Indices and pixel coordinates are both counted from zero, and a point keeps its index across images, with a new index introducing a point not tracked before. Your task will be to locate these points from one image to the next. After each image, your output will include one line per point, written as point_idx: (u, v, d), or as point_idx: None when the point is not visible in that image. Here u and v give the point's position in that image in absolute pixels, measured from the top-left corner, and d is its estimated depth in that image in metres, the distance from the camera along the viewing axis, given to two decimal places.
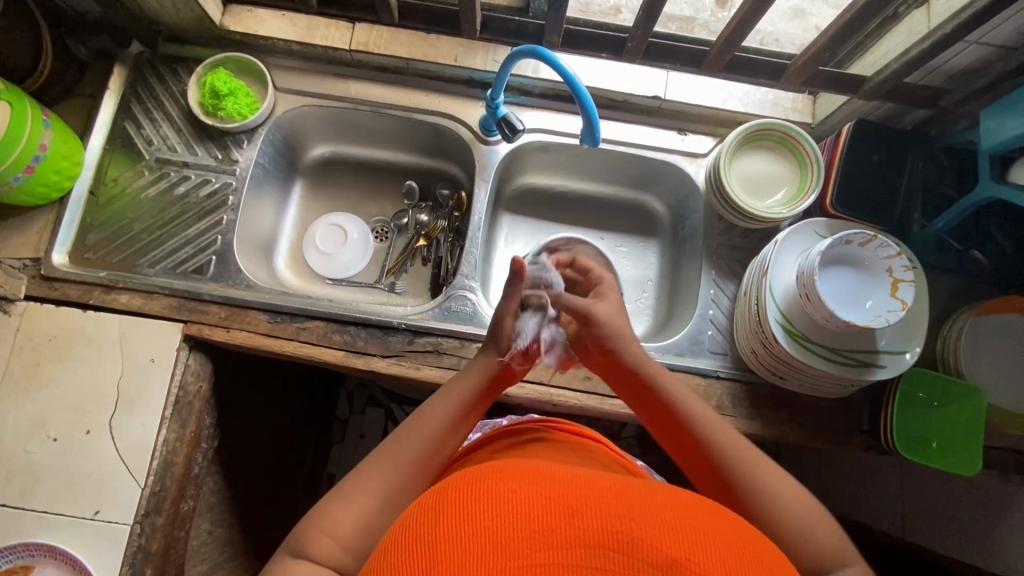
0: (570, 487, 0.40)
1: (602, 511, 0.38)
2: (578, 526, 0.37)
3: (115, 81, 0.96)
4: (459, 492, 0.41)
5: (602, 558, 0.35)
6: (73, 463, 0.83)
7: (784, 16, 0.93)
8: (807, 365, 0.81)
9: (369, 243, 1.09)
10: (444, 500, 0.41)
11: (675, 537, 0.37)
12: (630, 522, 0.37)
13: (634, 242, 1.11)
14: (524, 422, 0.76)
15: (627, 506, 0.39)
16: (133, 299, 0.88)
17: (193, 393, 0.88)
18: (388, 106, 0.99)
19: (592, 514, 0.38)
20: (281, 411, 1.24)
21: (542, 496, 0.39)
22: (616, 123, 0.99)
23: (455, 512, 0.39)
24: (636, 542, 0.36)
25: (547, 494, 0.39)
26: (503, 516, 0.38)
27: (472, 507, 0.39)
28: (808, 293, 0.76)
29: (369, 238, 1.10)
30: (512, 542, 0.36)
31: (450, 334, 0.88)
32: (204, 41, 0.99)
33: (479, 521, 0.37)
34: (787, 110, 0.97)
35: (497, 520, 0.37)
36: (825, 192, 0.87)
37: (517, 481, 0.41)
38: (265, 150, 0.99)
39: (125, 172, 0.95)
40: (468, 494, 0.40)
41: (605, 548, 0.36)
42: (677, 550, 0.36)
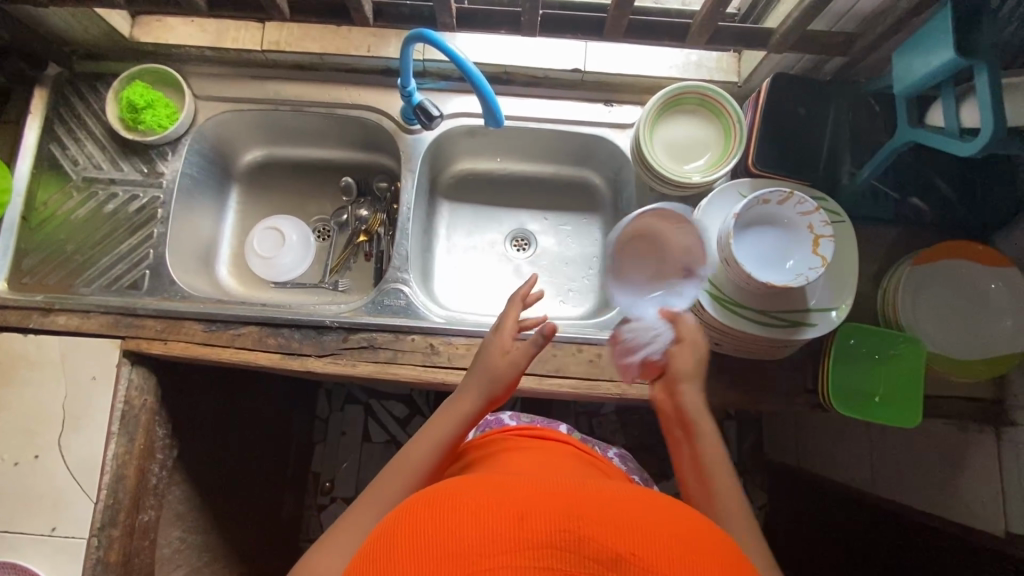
0: (519, 497, 0.41)
1: (548, 512, 0.38)
2: (525, 529, 0.37)
3: (37, 105, 0.96)
4: (414, 517, 0.41)
5: (552, 558, 0.35)
6: (25, 484, 0.85)
7: None
8: (738, 331, 0.80)
9: (311, 243, 1.09)
10: (401, 526, 0.41)
11: (622, 533, 0.37)
12: (576, 522, 0.37)
13: (578, 220, 1.12)
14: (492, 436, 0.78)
15: (574, 507, 0.39)
16: (71, 320, 0.90)
17: (139, 406, 0.90)
18: (309, 104, 0.98)
19: (540, 517, 0.38)
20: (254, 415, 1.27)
21: (489, 510, 0.39)
22: (540, 101, 0.97)
23: (407, 535, 0.39)
24: (583, 541, 0.36)
25: (495, 508, 0.39)
26: (455, 533, 0.38)
27: (423, 531, 0.39)
28: (727, 258, 0.74)
29: (310, 239, 1.10)
30: (462, 558, 0.36)
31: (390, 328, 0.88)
32: (118, 56, 0.98)
33: (431, 544, 0.37)
34: (711, 71, 0.94)
35: (450, 538, 0.38)
36: (749, 152, 0.84)
37: (469, 496, 0.41)
38: (192, 159, 0.98)
39: (54, 194, 0.95)
40: (422, 520, 0.40)
41: (553, 549, 0.36)
42: (622, 543, 0.36)
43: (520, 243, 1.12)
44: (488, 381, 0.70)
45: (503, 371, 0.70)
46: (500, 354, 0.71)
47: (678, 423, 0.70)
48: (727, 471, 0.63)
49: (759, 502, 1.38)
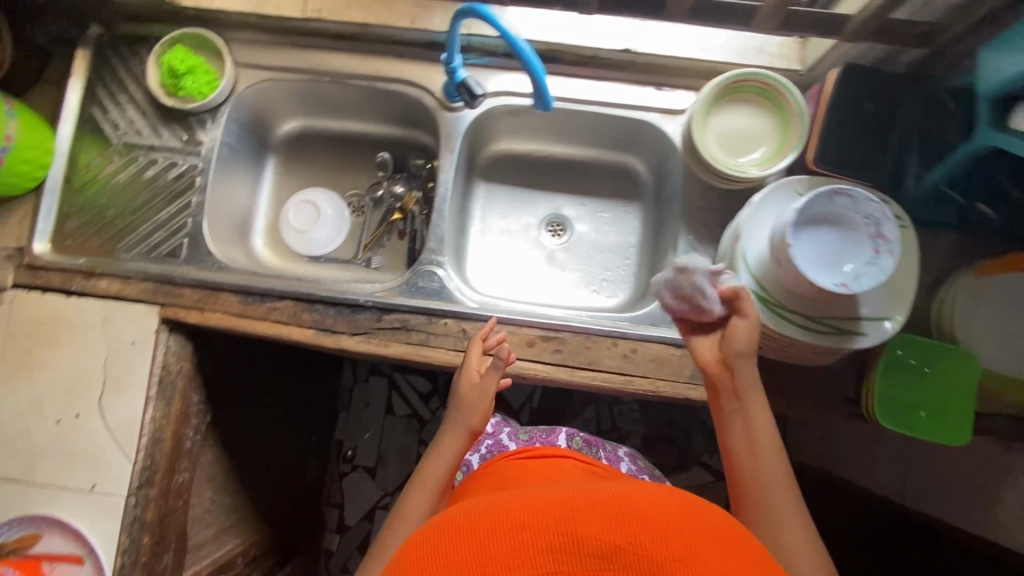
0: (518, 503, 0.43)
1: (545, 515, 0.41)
2: (525, 536, 0.40)
3: (80, 66, 0.95)
4: (422, 543, 0.44)
5: (553, 560, 0.38)
6: (67, 441, 0.88)
7: None
8: (782, 335, 0.77)
9: (345, 219, 1.09)
10: (411, 554, 0.44)
11: (615, 524, 0.40)
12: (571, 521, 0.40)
13: (617, 207, 1.09)
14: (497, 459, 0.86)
15: (569, 506, 0.41)
16: (111, 284, 0.91)
17: (176, 372, 0.92)
18: (349, 76, 0.96)
19: (536, 523, 0.40)
20: (281, 384, 1.29)
21: (492, 523, 0.42)
22: (587, 82, 0.93)
23: (413, 567, 0.41)
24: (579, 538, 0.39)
25: (497, 519, 0.42)
26: (456, 555, 0.40)
27: (431, 556, 0.41)
28: (780, 260, 0.72)
29: (345, 214, 1.09)
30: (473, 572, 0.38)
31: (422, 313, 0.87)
32: (160, 18, 0.96)
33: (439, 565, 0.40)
34: (772, 58, 0.89)
35: (453, 564, 0.40)
36: (809, 148, 0.79)
37: (466, 517, 0.44)
38: (231, 128, 0.97)
39: (96, 158, 0.96)
40: (426, 551, 0.42)
41: (554, 551, 0.38)
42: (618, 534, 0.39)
43: (555, 228, 1.10)
44: (464, 415, 0.77)
45: (475, 409, 0.76)
46: (470, 392, 0.77)
47: (730, 394, 0.70)
48: (780, 461, 0.68)
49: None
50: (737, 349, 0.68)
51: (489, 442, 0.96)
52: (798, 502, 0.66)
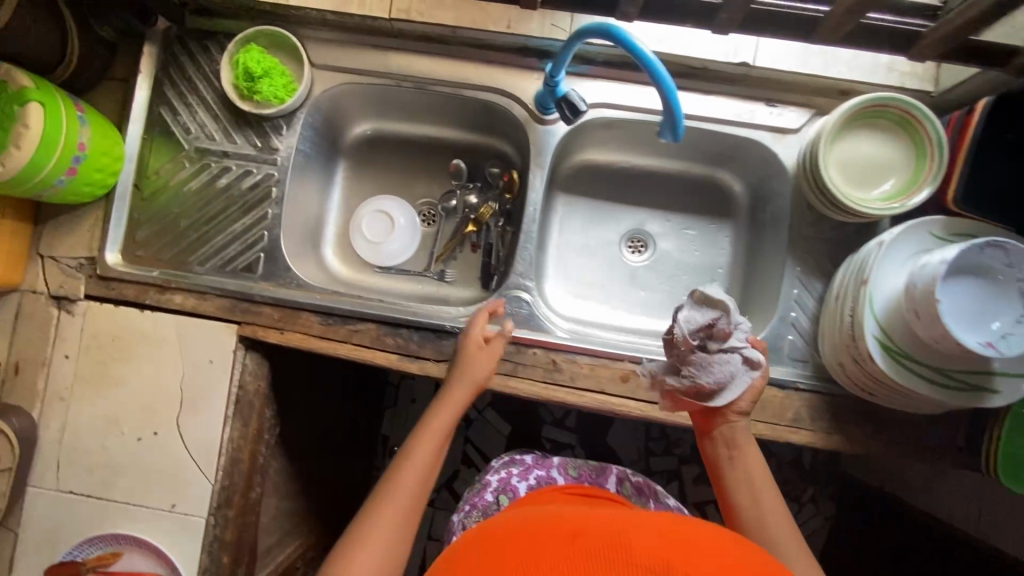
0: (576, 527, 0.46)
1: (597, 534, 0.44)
2: (577, 545, 0.42)
3: (147, 63, 0.90)
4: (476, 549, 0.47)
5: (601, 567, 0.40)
6: (146, 459, 0.86)
7: None
8: (906, 387, 0.72)
9: (417, 228, 1.04)
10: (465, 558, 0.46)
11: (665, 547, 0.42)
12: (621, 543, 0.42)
13: (705, 225, 1.02)
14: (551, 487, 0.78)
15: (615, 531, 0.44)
16: (186, 300, 0.88)
17: (252, 391, 0.89)
18: (434, 82, 0.89)
19: (589, 538, 0.43)
20: (338, 388, 1.27)
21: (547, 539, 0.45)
22: (694, 96, 0.86)
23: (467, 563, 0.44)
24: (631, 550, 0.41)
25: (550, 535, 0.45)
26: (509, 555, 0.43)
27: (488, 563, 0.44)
28: (919, 311, 0.67)
29: (417, 223, 1.04)
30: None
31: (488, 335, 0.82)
32: (232, 12, 0.90)
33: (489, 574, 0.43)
34: (903, 76, 0.81)
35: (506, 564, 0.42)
36: (947, 186, 0.74)
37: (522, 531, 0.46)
38: (305, 135, 0.92)
39: (167, 163, 0.91)
40: (478, 554, 0.45)
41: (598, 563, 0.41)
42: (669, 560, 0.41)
43: (636, 245, 1.04)
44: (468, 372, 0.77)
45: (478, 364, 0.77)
46: (477, 354, 0.79)
47: (723, 441, 0.67)
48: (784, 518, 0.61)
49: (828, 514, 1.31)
50: (741, 410, 0.67)
51: (537, 469, 0.88)
52: (790, 522, 0.61)
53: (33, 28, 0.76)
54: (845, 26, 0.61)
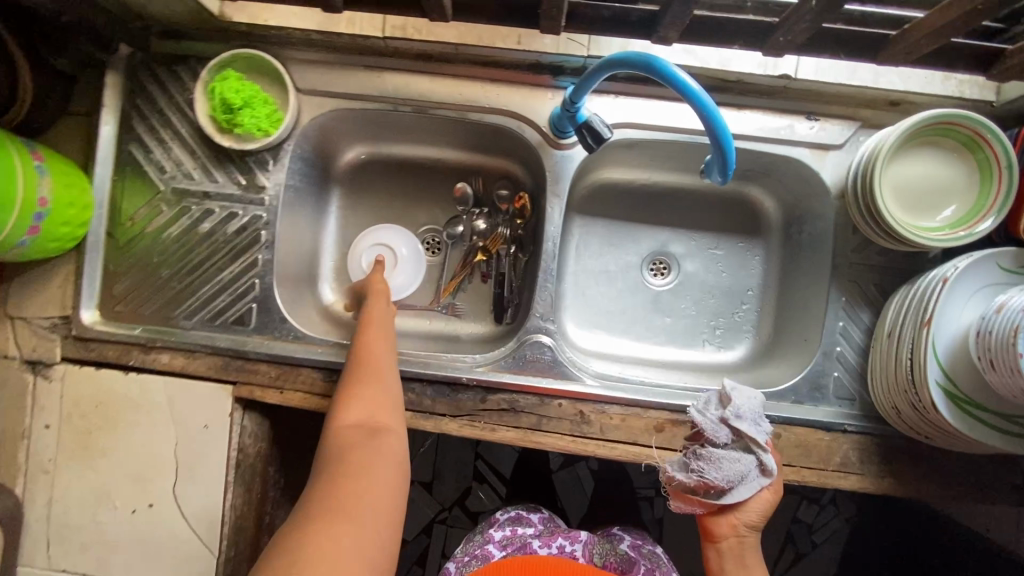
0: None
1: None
2: None
3: (111, 95, 0.80)
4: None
5: None
6: (142, 534, 0.79)
7: None
8: (973, 438, 0.66)
9: (421, 258, 0.93)
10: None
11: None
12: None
13: (733, 244, 0.94)
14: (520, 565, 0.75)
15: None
16: (175, 359, 0.80)
17: (253, 453, 0.82)
18: (435, 106, 0.80)
19: None
20: None
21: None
22: (727, 112, 0.77)
23: None
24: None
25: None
26: None
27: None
28: (993, 359, 0.60)
29: (420, 252, 0.93)
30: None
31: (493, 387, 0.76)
32: (204, 33, 0.79)
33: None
34: (961, 85, 0.73)
35: None
36: (1018, 214, 0.66)
37: None
38: (294, 168, 0.83)
39: (142, 207, 0.82)
40: None
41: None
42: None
43: (659, 268, 0.95)
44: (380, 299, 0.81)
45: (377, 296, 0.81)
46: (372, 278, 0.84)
47: (732, 555, 0.66)
48: None
49: (847, 515, 1.18)
50: (749, 520, 0.65)
51: (562, 539, 0.81)
52: None
53: None
54: (924, 48, 0.55)
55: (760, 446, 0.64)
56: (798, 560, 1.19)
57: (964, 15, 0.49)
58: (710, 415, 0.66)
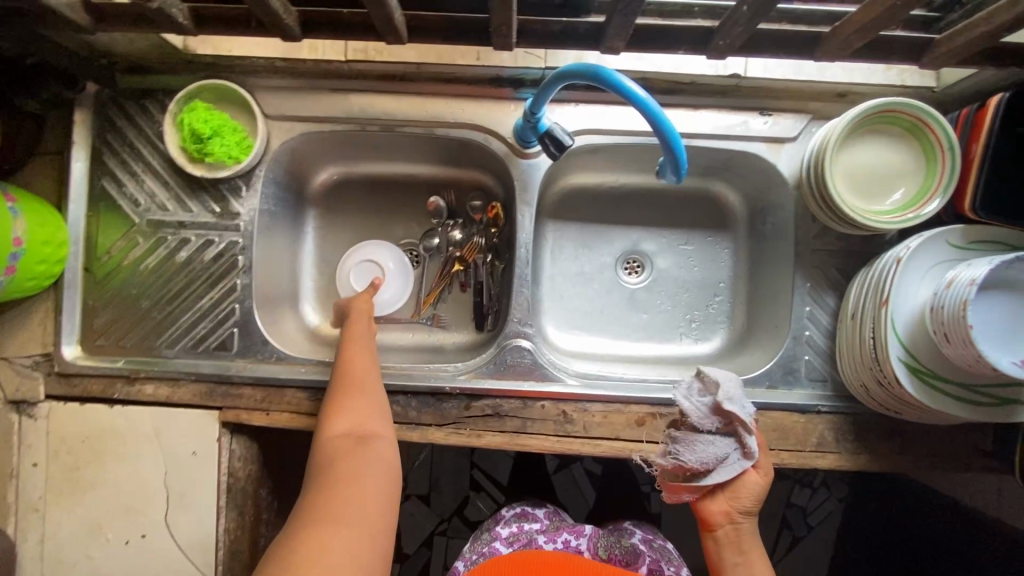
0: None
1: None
2: None
3: (81, 133, 0.81)
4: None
5: None
6: (135, 566, 0.79)
7: None
8: (935, 408, 0.69)
9: (408, 272, 0.95)
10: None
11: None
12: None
13: (702, 239, 0.97)
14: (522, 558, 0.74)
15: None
16: (159, 389, 0.80)
17: (244, 477, 0.83)
18: (403, 124, 0.82)
19: None
20: None
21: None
22: (683, 113, 0.80)
23: None
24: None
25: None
26: None
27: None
28: (945, 333, 0.63)
29: (407, 265, 0.95)
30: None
31: (496, 393, 0.79)
32: (169, 67, 0.81)
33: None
34: (902, 73, 0.77)
35: None
36: (963, 193, 0.69)
37: None
38: (268, 192, 0.84)
39: (117, 241, 0.82)
40: None
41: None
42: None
43: (632, 266, 0.98)
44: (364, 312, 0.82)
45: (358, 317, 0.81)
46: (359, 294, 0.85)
47: (733, 545, 0.67)
48: None
49: (841, 496, 1.22)
50: (743, 507, 0.66)
51: (567, 534, 0.81)
52: None
53: None
54: (856, 43, 0.57)
55: (745, 431, 0.65)
56: (796, 543, 1.22)
57: (885, 12, 0.52)
58: (695, 402, 0.65)
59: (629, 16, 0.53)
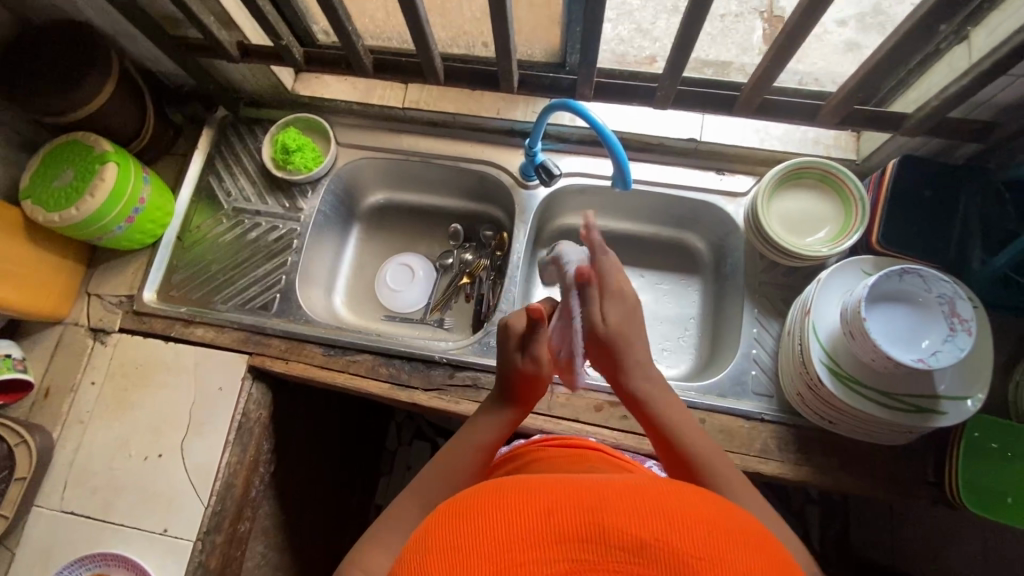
0: (540, 490, 0.41)
1: (574, 504, 0.40)
2: (590, 532, 0.38)
3: (203, 141, 1.10)
4: (439, 518, 0.42)
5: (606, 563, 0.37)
6: (147, 480, 0.91)
7: (834, 54, 0.93)
8: (856, 408, 0.77)
9: (433, 278, 1.16)
10: (430, 525, 0.43)
11: (644, 519, 0.39)
12: (597, 512, 0.39)
13: (677, 280, 1.11)
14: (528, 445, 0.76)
15: (595, 495, 0.41)
16: (207, 332, 0.98)
17: (254, 419, 0.96)
18: (436, 157, 1.07)
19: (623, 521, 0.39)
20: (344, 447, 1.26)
21: (519, 511, 0.40)
22: (652, 165, 1.01)
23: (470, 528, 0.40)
24: (607, 530, 0.38)
25: (506, 502, 0.41)
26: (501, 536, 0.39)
27: (450, 528, 0.41)
28: (852, 331, 0.74)
29: (433, 274, 1.16)
30: (473, 561, 0.37)
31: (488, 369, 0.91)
32: (278, 104, 1.12)
33: (457, 533, 0.40)
34: (828, 148, 0.97)
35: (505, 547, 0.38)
36: (871, 230, 0.85)
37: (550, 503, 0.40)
38: (327, 199, 1.09)
39: (207, 220, 1.07)
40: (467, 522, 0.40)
41: (580, 540, 0.38)
42: (645, 530, 0.38)
43: None
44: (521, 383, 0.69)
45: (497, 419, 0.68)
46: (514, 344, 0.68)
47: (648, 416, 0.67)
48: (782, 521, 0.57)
49: None
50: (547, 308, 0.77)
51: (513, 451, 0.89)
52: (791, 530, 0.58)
53: (122, 110, 0.96)
54: (755, 100, 0.80)
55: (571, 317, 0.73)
56: None
57: (767, 69, 0.73)
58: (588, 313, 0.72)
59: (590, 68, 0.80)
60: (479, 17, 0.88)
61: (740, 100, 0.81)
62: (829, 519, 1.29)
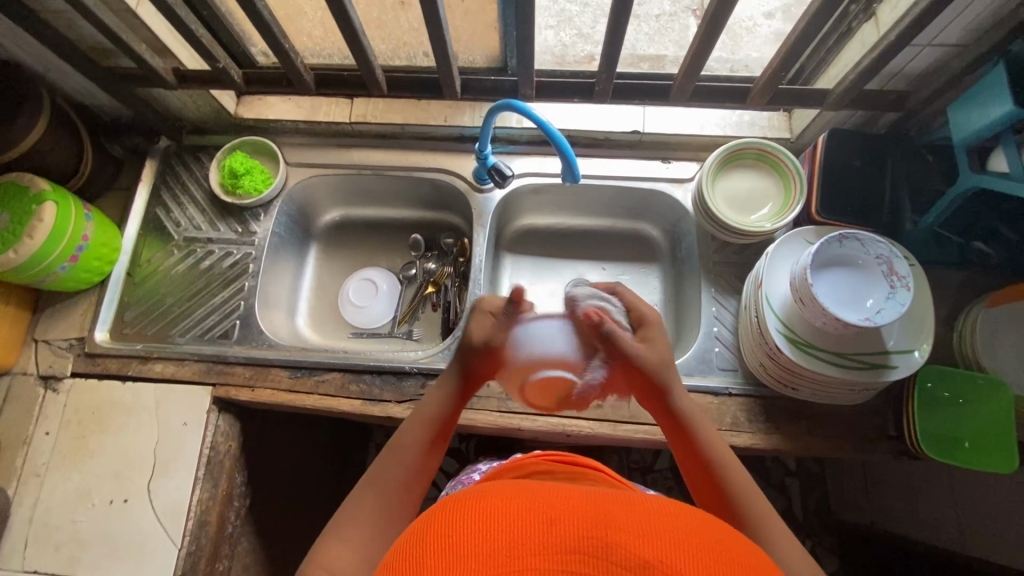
0: (544, 502, 0.39)
1: (579, 517, 0.37)
2: (592, 547, 0.35)
3: (147, 173, 1.07)
4: (437, 513, 0.40)
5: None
6: (113, 528, 0.87)
7: (764, 44, 0.97)
8: (814, 372, 0.80)
9: (397, 290, 1.15)
10: (427, 520, 0.40)
11: (650, 539, 0.36)
12: (606, 528, 0.37)
13: (636, 269, 1.13)
14: (524, 457, 0.73)
15: (603, 512, 0.38)
16: (166, 367, 0.95)
17: (223, 451, 0.93)
18: (389, 168, 1.08)
19: (628, 539, 0.36)
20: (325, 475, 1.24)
21: (522, 516, 0.38)
22: (600, 160, 1.04)
23: (464, 523, 0.38)
24: (612, 546, 0.35)
25: (509, 509, 0.38)
26: (496, 537, 0.36)
27: (449, 524, 0.38)
28: (802, 298, 0.77)
29: (397, 286, 1.16)
30: (468, 563, 0.35)
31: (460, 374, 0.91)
32: (222, 130, 1.11)
33: (459, 531, 0.37)
34: (764, 128, 1.02)
35: (500, 546, 0.36)
36: (811, 200, 0.89)
37: (551, 510, 0.38)
38: (281, 220, 1.08)
39: (157, 253, 1.04)
40: (461, 518, 0.38)
41: (584, 554, 0.35)
42: (651, 551, 0.35)
43: None
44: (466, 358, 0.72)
45: (443, 392, 0.70)
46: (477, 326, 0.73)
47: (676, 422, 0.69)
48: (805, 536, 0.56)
49: None
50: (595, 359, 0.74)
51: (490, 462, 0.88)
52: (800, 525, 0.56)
53: (56, 148, 0.92)
54: (690, 86, 0.83)
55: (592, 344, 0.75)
56: None
57: (694, 57, 0.77)
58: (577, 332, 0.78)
59: (529, 67, 0.82)
60: (416, 28, 0.89)
61: (675, 88, 0.85)
62: (809, 488, 1.33)
